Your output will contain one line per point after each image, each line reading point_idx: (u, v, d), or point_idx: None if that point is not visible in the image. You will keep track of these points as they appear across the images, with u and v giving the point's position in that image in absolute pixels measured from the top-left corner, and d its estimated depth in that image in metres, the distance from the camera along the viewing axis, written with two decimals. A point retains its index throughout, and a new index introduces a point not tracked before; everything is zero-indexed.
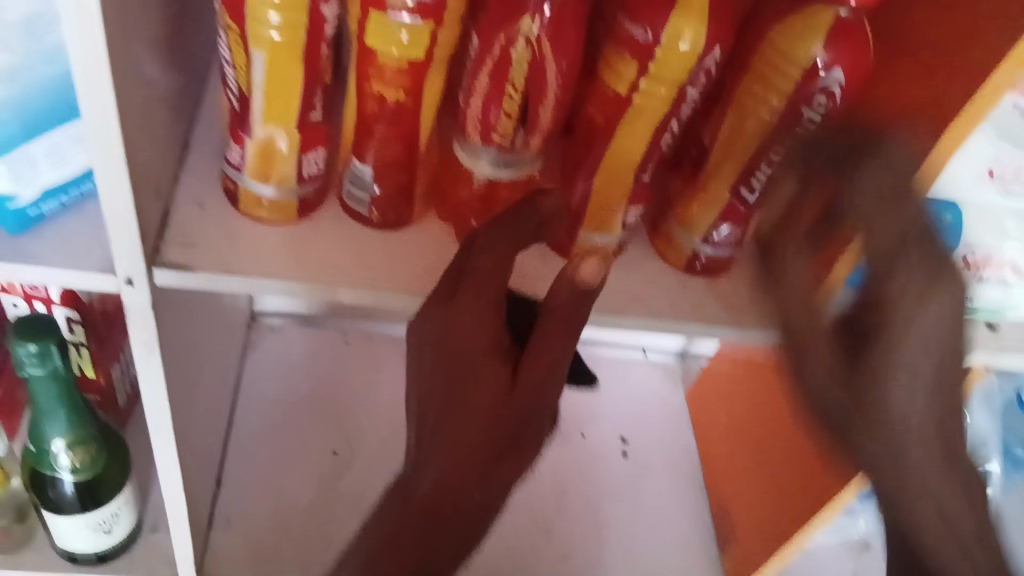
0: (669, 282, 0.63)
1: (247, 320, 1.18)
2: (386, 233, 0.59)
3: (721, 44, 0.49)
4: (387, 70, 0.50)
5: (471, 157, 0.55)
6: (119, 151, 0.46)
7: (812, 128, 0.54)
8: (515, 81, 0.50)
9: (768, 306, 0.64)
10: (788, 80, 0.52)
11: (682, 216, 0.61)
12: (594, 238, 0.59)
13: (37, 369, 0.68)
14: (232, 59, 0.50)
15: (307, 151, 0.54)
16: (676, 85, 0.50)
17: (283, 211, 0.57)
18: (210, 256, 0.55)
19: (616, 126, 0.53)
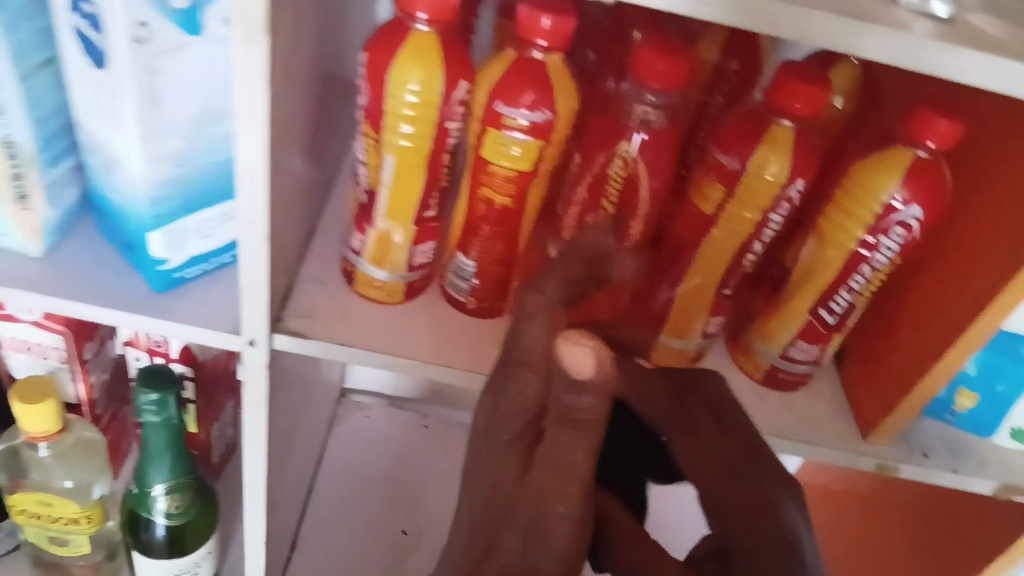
0: (744, 394, 0.65)
1: (337, 395, 1.24)
2: (481, 321, 0.65)
3: (805, 176, 0.53)
4: (498, 178, 0.56)
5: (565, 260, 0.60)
6: (263, 231, 0.53)
7: (891, 259, 0.57)
8: (610, 195, 0.56)
9: (842, 427, 0.65)
10: (869, 213, 0.55)
11: (761, 331, 0.64)
12: (674, 342, 0.63)
13: (154, 416, 0.76)
14: (366, 160, 0.57)
15: (419, 243, 0.61)
16: (760, 211, 0.55)
17: (392, 292, 0.63)
18: (323, 328, 0.61)
19: (701, 242, 0.58)
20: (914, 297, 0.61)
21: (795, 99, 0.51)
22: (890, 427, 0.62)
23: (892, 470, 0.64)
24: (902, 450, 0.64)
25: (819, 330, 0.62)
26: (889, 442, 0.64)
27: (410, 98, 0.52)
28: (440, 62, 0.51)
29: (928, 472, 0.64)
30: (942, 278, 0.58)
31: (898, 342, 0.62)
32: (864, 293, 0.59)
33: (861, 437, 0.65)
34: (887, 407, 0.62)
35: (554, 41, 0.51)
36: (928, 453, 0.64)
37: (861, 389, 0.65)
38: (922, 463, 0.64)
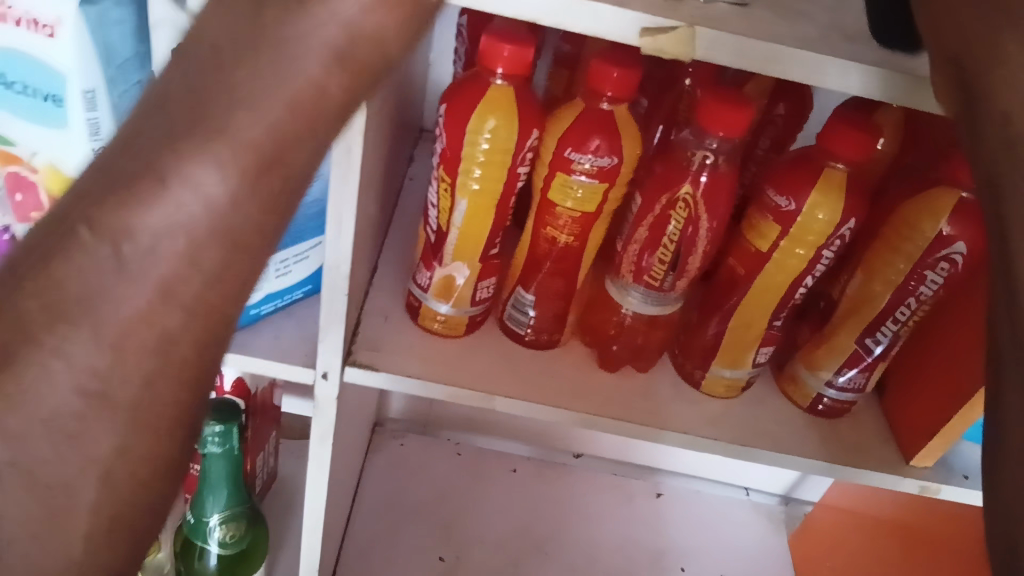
0: (792, 422, 0.68)
1: (372, 424, 1.27)
2: (539, 353, 0.68)
3: (855, 216, 0.57)
4: (562, 219, 0.60)
5: (621, 293, 0.63)
6: (346, 267, 0.56)
7: (936, 291, 0.60)
8: (672, 234, 0.59)
9: (887, 453, 0.68)
10: (915, 248, 0.59)
11: (806, 360, 0.68)
12: (725, 372, 0.66)
13: (216, 448, 0.78)
14: (437, 202, 0.61)
15: (482, 279, 0.64)
16: (813, 247, 0.58)
17: (455, 325, 0.66)
18: (391, 360, 0.64)
19: (755, 277, 0.61)
20: (952, 329, 0.64)
21: (845, 146, 0.55)
22: (932, 451, 0.65)
23: (934, 492, 0.66)
24: (943, 472, 0.67)
25: (864, 359, 0.65)
26: (932, 466, 0.66)
27: (484, 146, 0.56)
28: (515, 113, 0.55)
29: (971, 493, 0.66)
30: (981, 307, 0.61)
31: (937, 373, 0.65)
32: (909, 325, 0.62)
33: (904, 460, 0.67)
34: (929, 432, 0.65)
35: (619, 91, 0.55)
36: (969, 474, 0.67)
37: (903, 416, 0.68)
38: (964, 484, 0.66)
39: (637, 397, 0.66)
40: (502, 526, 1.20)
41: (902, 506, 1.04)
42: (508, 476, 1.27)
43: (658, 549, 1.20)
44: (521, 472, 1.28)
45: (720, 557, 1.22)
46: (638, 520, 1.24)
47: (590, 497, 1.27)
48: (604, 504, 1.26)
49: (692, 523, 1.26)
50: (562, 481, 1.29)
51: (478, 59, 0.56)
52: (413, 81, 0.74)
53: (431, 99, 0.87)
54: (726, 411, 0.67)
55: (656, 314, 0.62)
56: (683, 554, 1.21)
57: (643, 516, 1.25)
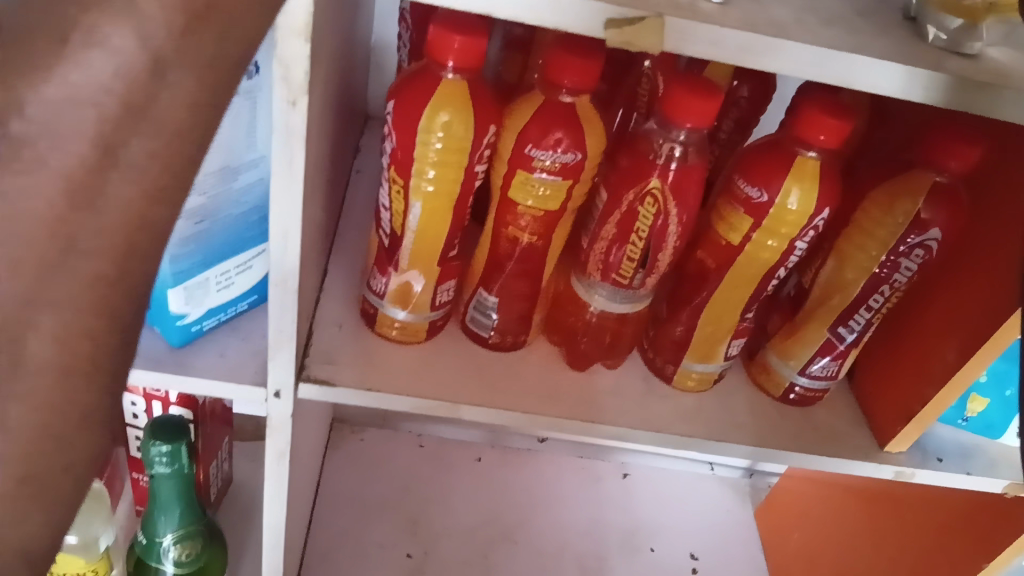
0: (766, 413, 0.67)
1: (330, 420, 1.23)
2: (504, 355, 0.64)
3: (830, 206, 0.55)
4: (524, 218, 0.56)
5: (588, 291, 0.60)
6: (292, 281, 0.52)
7: (909, 277, 0.59)
8: (640, 230, 0.56)
9: (861, 440, 0.67)
10: (890, 236, 0.58)
11: (778, 350, 0.66)
12: (695, 366, 0.64)
13: (165, 468, 0.74)
14: (390, 205, 0.57)
15: (441, 283, 0.60)
16: (786, 239, 0.56)
17: (414, 331, 0.63)
18: (349, 372, 0.61)
19: (726, 270, 0.59)
20: (926, 312, 0.63)
21: (818, 134, 0.52)
22: (907, 436, 0.64)
23: (909, 476, 0.65)
24: (917, 455, 0.66)
25: (836, 346, 0.63)
26: (905, 450, 0.66)
27: (437, 144, 0.52)
28: (471, 109, 0.52)
29: (945, 475, 0.65)
30: (955, 293, 0.60)
31: (911, 357, 0.64)
32: (881, 312, 0.61)
33: (879, 446, 0.66)
34: (903, 418, 0.64)
35: (579, 83, 0.51)
36: (942, 457, 0.66)
37: (878, 401, 0.67)
38: (938, 467, 0.65)
39: (608, 396, 0.64)
40: (470, 517, 1.17)
41: (865, 479, 1.05)
42: (473, 465, 1.25)
43: (628, 531, 1.20)
44: (486, 460, 1.26)
45: (690, 533, 1.22)
46: (605, 503, 1.23)
47: (557, 482, 1.25)
48: (572, 488, 1.24)
49: (660, 501, 1.26)
50: (527, 467, 1.27)
51: (426, 51, 0.52)
52: (353, 71, 0.70)
53: (375, 85, 0.82)
54: (699, 406, 0.65)
55: (624, 312, 0.59)
56: (653, 533, 1.20)
57: (611, 498, 1.24)
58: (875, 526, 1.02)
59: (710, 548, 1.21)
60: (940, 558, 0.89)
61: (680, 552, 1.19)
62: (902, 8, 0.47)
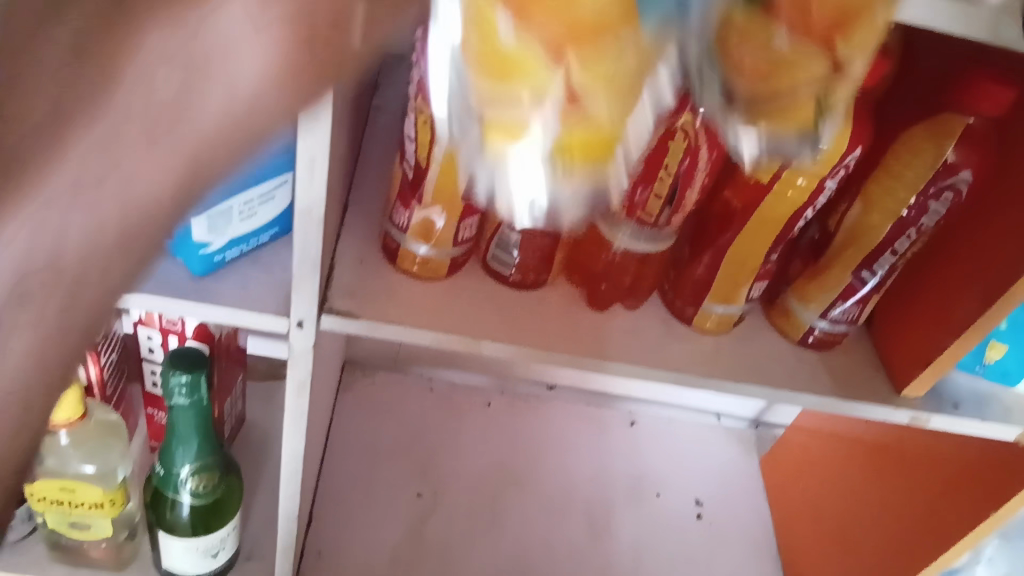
0: (784, 356, 0.67)
1: (341, 363, 1.24)
2: (525, 293, 0.65)
3: (862, 144, 0.54)
4: None
5: (612, 230, 0.60)
6: (318, 211, 0.52)
7: (936, 220, 0.59)
8: (668, 168, 0.55)
9: (878, 386, 0.67)
10: (919, 178, 0.58)
11: (799, 294, 0.66)
12: (716, 308, 0.64)
13: (184, 398, 0.75)
14: (415, 137, 0.56)
15: (464, 218, 0.60)
16: (816, 179, 0.55)
17: (434, 267, 0.63)
18: (372, 306, 0.61)
19: (753, 211, 0.59)
20: (953, 258, 0.62)
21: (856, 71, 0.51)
22: (924, 381, 0.65)
23: (924, 421, 0.66)
24: (933, 401, 0.67)
25: (858, 291, 0.63)
26: (921, 396, 0.66)
27: None
28: None
29: (959, 421, 0.66)
30: (984, 239, 0.59)
31: (934, 302, 0.64)
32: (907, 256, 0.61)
33: (895, 391, 0.67)
34: (922, 363, 0.64)
35: None
36: (958, 404, 0.67)
37: (895, 347, 0.67)
38: (954, 414, 0.66)
39: (628, 335, 0.64)
40: (480, 459, 1.19)
41: (873, 431, 1.06)
42: (483, 410, 1.26)
43: (635, 477, 1.21)
44: (495, 406, 1.27)
45: (695, 480, 1.24)
46: (613, 448, 1.25)
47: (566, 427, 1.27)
48: (579, 434, 1.26)
49: (667, 448, 1.27)
50: (536, 412, 1.28)
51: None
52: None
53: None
54: (718, 348, 0.66)
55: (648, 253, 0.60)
56: (659, 479, 1.22)
57: (618, 445, 1.26)
58: (880, 476, 1.03)
59: (715, 494, 1.23)
60: (944, 506, 0.90)
61: (686, 498, 1.21)
62: None
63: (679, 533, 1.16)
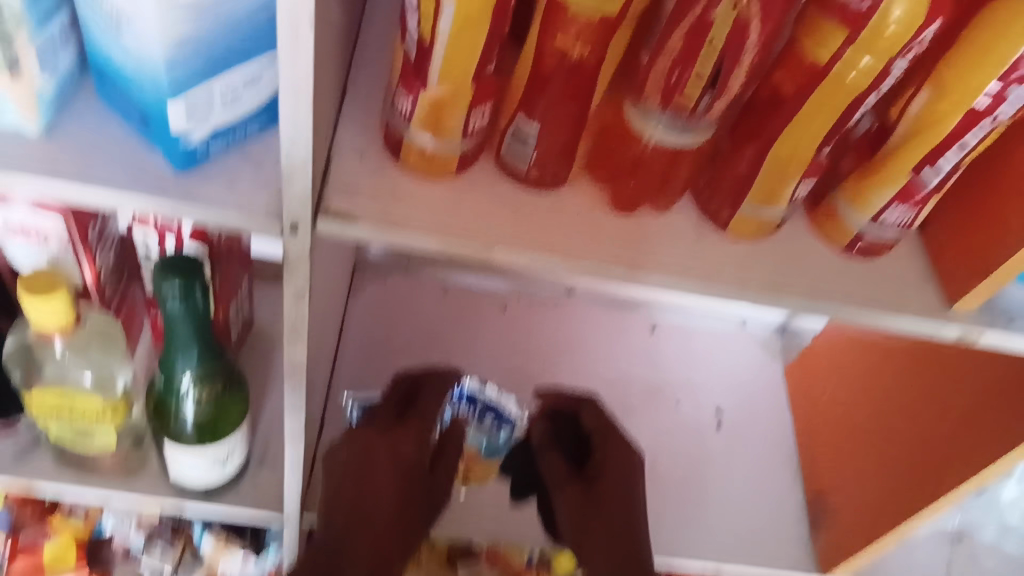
0: (827, 265, 0.61)
1: (352, 264, 1.18)
2: (544, 194, 0.58)
3: (942, 17, 0.45)
4: (576, 27, 0.48)
5: (643, 121, 0.53)
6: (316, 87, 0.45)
7: (1013, 112, 0.52)
8: (713, 44, 0.47)
9: (927, 296, 0.62)
10: (999, 61, 0.49)
11: (850, 197, 0.59)
12: (757, 209, 0.57)
13: (178, 306, 0.68)
14: (418, 8, 0.48)
15: (476, 106, 0.52)
16: (887, 54, 0.47)
17: (442, 164, 0.56)
18: (372, 207, 0.55)
19: (807, 96, 0.50)
20: None
21: None
22: (980, 294, 0.60)
23: (974, 337, 0.62)
24: (986, 317, 0.62)
25: (917, 192, 0.57)
26: (974, 310, 0.62)
27: None
28: None
29: (1012, 337, 0.62)
30: None
31: (1001, 205, 0.58)
32: (976, 150, 0.54)
33: (945, 304, 0.62)
34: (982, 271, 0.59)
35: None
36: (1013, 319, 0.63)
37: (952, 252, 0.61)
38: (1007, 330, 0.62)
39: (655, 242, 0.58)
40: (495, 364, 1.16)
41: (907, 342, 1.01)
42: (499, 316, 1.21)
43: (655, 385, 1.18)
44: (512, 311, 1.22)
45: (715, 389, 1.20)
46: (632, 356, 1.21)
47: (586, 332, 1.22)
48: (602, 341, 1.22)
49: (687, 357, 1.23)
50: (555, 318, 1.23)
51: None
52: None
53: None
54: (754, 254, 0.60)
55: (683, 145, 0.53)
56: (677, 387, 1.19)
57: (637, 354, 1.22)
58: (903, 389, 1.00)
59: (736, 404, 1.19)
60: (977, 428, 0.85)
61: (706, 407, 1.18)
62: None
63: (696, 441, 1.14)
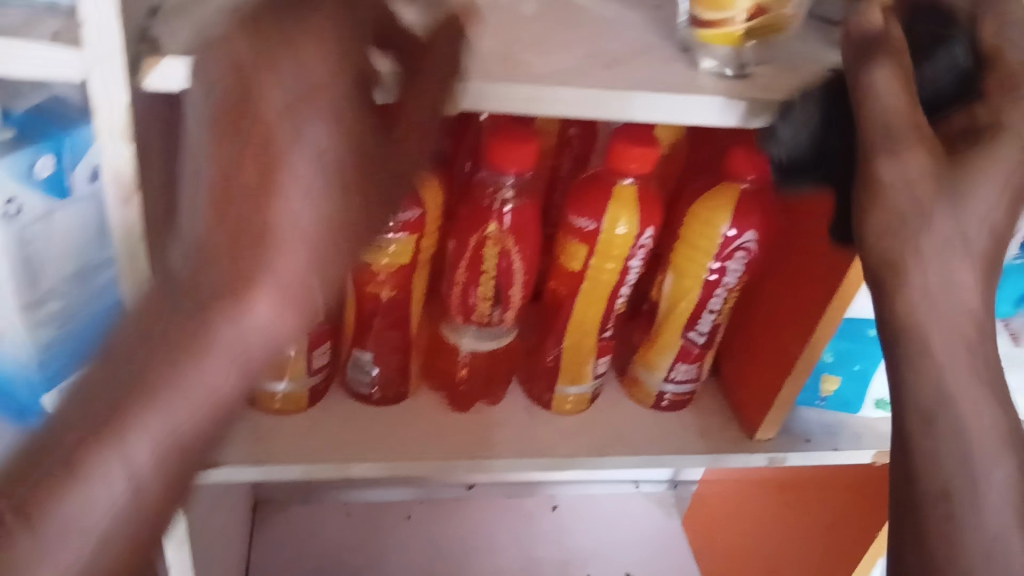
0: (643, 421, 0.71)
1: (251, 504, 1.21)
2: (390, 408, 0.67)
3: (652, 225, 0.60)
4: (381, 275, 0.60)
5: (456, 334, 0.64)
6: None
7: (738, 280, 0.64)
8: (488, 270, 0.61)
9: (735, 433, 0.71)
10: (710, 243, 0.63)
11: (643, 362, 0.71)
12: (570, 389, 0.68)
13: None
14: None
15: (315, 347, 0.63)
16: (620, 261, 0.61)
17: (296, 400, 0.65)
18: (235, 451, 0.61)
19: (575, 296, 0.64)
20: (771, 300, 0.68)
21: (631, 164, 0.56)
22: (772, 422, 0.69)
23: (783, 460, 0.71)
24: (787, 440, 0.71)
25: (691, 350, 0.68)
26: (775, 436, 0.71)
27: None
28: None
29: (814, 453, 0.71)
30: (788, 283, 0.66)
31: (764, 347, 0.69)
32: (723, 312, 0.66)
33: (750, 437, 0.71)
34: (767, 404, 0.68)
35: None
36: (811, 437, 0.72)
37: (743, 391, 0.72)
38: (807, 448, 0.71)
39: (492, 431, 0.67)
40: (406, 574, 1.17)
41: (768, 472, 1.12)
42: (404, 524, 1.24)
43: (565, 561, 1.22)
44: (416, 517, 1.26)
45: (622, 553, 1.25)
46: (537, 536, 1.26)
47: (490, 524, 1.27)
48: (507, 530, 1.26)
49: (589, 527, 1.29)
50: (458, 515, 1.27)
51: None
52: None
53: None
54: (579, 426, 0.69)
55: (494, 348, 0.64)
56: (586, 560, 1.23)
57: (543, 534, 1.26)
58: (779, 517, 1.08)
59: (644, 565, 1.24)
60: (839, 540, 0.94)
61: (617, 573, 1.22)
62: (676, 41, 0.51)
63: None
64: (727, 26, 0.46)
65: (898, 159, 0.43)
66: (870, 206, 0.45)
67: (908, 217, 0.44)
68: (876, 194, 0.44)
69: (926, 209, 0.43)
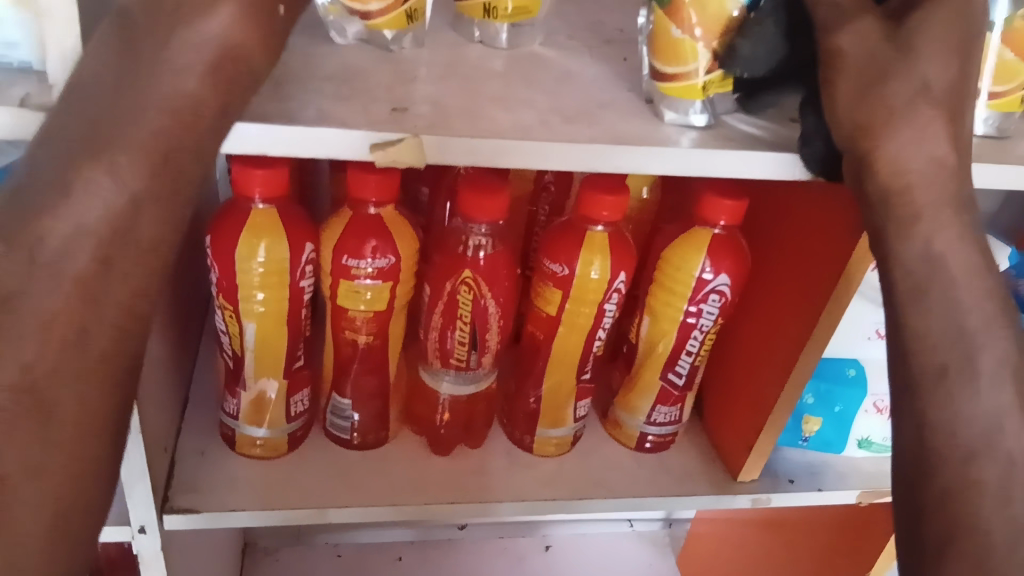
0: (625, 463, 0.70)
1: (241, 548, 1.20)
2: (370, 453, 0.67)
3: (626, 269, 0.61)
4: (358, 321, 0.61)
5: (434, 379, 0.65)
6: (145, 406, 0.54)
7: (714, 322, 0.64)
8: (463, 315, 0.61)
9: (718, 475, 0.71)
10: (685, 286, 0.63)
11: (624, 404, 0.71)
12: (550, 432, 0.68)
13: None
14: (226, 329, 0.59)
15: (294, 393, 0.63)
16: (594, 305, 0.61)
17: (275, 446, 0.65)
18: (213, 498, 0.61)
19: (553, 339, 0.64)
20: (749, 342, 0.69)
21: (602, 211, 0.57)
22: (754, 464, 0.69)
23: (766, 502, 0.70)
24: (770, 481, 0.71)
25: (671, 392, 0.68)
26: (758, 477, 0.71)
27: (259, 269, 0.56)
28: (282, 232, 0.56)
29: (796, 495, 0.71)
30: (766, 325, 0.66)
31: (744, 388, 0.69)
32: (701, 354, 0.66)
33: (733, 478, 0.71)
34: (747, 446, 0.68)
35: (382, 195, 0.56)
36: (794, 478, 0.72)
37: (726, 433, 0.72)
38: (791, 489, 0.71)
39: (472, 474, 0.67)
40: None
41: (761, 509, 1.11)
42: (394, 566, 1.23)
43: None
44: (407, 558, 1.25)
45: None
46: None
47: (482, 565, 1.25)
48: (500, 571, 1.25)
49: (583, 567, 1.27)
50: (449, 556, 1.26)
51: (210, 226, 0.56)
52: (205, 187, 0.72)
53: None
54: (560, 468, 0.69)
55: (471, 392, 0.64)
56: None
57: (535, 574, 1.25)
58: (772, 555, 1.07)
59: None
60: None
61: None
62: (641, 93, 0.52)
63: None
64: (686, 80, 0.48)
65: (852, 27, 0.45)
66: (837, 71, 0.45)
67: (877, 75, 0.45)
68: (838, 56, 0.45)
69: (891, 69, 0.45)
